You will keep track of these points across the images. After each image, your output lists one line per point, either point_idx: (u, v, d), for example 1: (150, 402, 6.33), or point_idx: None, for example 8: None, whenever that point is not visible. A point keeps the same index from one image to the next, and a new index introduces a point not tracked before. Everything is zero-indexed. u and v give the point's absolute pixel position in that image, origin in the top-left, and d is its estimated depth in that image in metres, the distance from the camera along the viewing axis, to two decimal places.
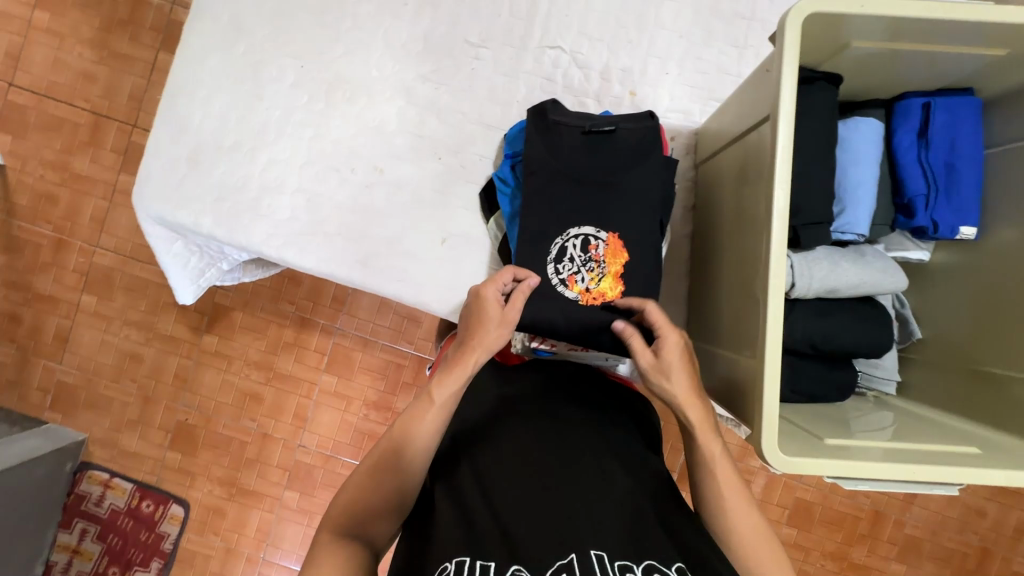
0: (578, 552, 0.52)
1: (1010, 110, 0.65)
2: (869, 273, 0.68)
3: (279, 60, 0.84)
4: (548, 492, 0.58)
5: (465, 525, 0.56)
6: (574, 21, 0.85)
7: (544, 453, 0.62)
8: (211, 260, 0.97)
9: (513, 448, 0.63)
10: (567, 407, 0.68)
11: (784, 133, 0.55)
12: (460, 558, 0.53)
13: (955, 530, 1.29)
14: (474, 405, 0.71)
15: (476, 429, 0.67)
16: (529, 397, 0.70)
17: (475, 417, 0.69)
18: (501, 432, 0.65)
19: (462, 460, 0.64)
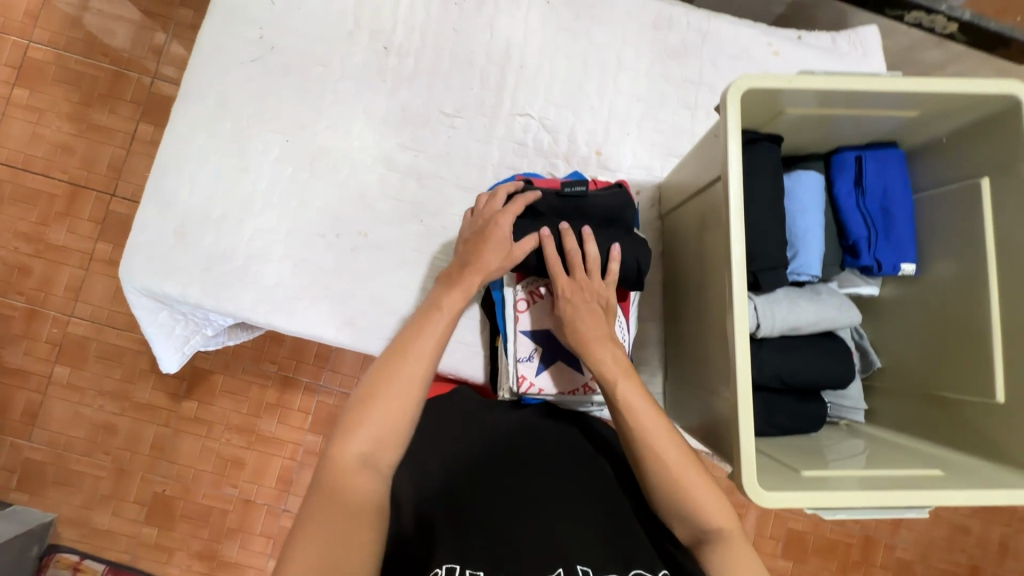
0: (566, 566, 0.57)
1: (930, 160, 0.74)
2: (828, 310, 0.74)
3: (264, 136, 0.88)
4: (540, 514, 0.62)
5: (457, 540, 0.60)
6: (541, 90, 0.93)
7: (537, 476, 0.67)
8: (195, 327, 0.98)
9: (507, 472, 0.67)
10: (559, 432, 0.74)
11: (735, 193, 0.61)
12: (451, 565, 0.57)
13: (940, 549, 1.32)
14: (467, 426, 0.75)
15: (471, 450, 0.70)
16: (524, 421, 0.75)
17: (470, 438, 0.73)
18: (497, 454, 0.69)
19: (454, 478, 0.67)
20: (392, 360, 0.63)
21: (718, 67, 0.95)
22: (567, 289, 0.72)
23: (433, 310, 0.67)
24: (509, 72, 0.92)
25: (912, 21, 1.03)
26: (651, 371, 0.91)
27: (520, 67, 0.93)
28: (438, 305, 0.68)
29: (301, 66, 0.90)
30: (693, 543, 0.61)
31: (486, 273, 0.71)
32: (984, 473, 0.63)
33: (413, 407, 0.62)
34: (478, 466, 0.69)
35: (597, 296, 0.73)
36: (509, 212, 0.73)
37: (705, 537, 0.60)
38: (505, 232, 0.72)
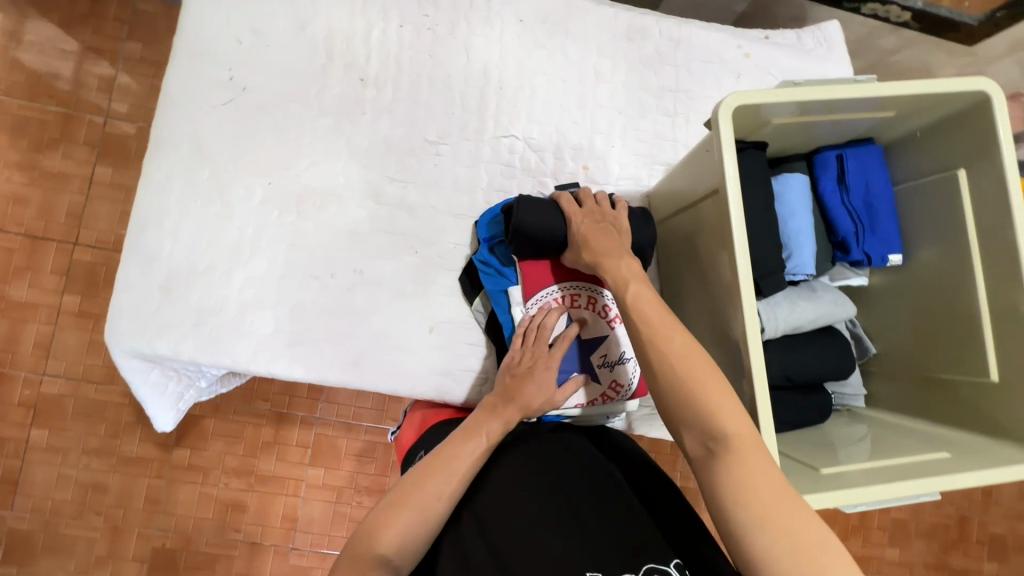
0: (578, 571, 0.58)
1: (905, 154, 0.77)
2: (825, 307, 0.76)
3: (245, 179, 0.86)
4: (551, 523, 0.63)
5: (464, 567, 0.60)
6: (522, 110, 0.92)
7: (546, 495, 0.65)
8: (188, 380, 0.95)
9: (513, 491, 0.66)
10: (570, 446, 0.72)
11: (735, 208, 0.63)
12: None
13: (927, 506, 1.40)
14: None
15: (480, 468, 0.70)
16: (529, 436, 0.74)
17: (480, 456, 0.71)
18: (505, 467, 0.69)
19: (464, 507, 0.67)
20: (422, 473, 0.62)
21: (693, 73, 0.96)
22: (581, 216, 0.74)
23: (472, 434, 0.66)
24: (490, 94, 0.92)
25: (870, 13, 1.06)
26: None
27: (500, 88, 0.92)
28: (475, 431, 0.67)
29: (277, 104, 0.87)
30: (702, 456, 0.55)
31: (551, 399, 0.74)
32: (987, 450, 0.66)
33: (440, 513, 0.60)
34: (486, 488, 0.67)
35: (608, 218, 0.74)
36: (555, 358, 0.75)
37: (716, 448, 0.54)
38: (550, 383, 0.74)
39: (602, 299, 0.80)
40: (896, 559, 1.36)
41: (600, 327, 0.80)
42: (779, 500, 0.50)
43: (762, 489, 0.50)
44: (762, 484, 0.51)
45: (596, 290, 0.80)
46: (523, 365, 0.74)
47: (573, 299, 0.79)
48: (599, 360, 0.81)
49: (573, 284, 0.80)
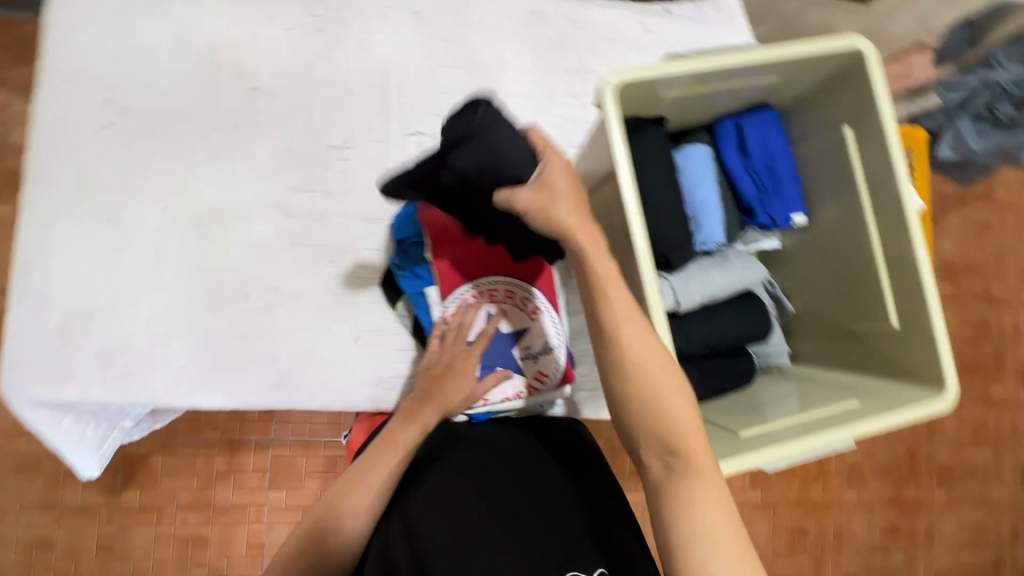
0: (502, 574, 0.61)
1: (800, 116, 0.78)
2: (734, 276, 0.78)
3: (139, 207, 0.81)
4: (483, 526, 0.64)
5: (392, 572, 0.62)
6: (428, 105, 0.90)
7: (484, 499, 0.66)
8: (111, 423, 0.90)
9: (447, 497, 0.66)
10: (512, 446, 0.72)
11: (629, 187, 0.63)
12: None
13: (873, 444, 1.49)
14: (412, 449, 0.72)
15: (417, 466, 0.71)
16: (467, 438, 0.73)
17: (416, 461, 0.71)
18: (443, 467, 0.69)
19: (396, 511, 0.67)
20: (342, 488, 0.66)
21: (597, 52, 0.95)
22: (549, 153, 0.55)
23: (388, 445, 0.69)
24: (391, 91, 0.89)
25: None
26: None
27: (402, 84, 0.89)
28: (391, 438, 0.70)
29: (163, 123, 0.82)
30: (657, 467, 0.55)
31: (472, 394, 0.74)
32: (893, 393, 0.69)
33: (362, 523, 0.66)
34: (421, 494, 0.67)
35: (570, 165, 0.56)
36: (475, 355, 0.75)
37: (674, 460, 0.54)
38: (470, 379, 0.75)
39: (521, 292, 0.79)
40: (854, 499, 1.49)
41: (521, 321, 0.80)
42: (723, 514, 0.52)
43: (710, 502, 0.52)
44: (714, 498, 0.52)
45: (514, 284, 0.78)
46: (441, 364, 0.75)
47: (491, 294, 0.78)
48: (522, 352, 0.80)
49: (489, 280, 0.78)
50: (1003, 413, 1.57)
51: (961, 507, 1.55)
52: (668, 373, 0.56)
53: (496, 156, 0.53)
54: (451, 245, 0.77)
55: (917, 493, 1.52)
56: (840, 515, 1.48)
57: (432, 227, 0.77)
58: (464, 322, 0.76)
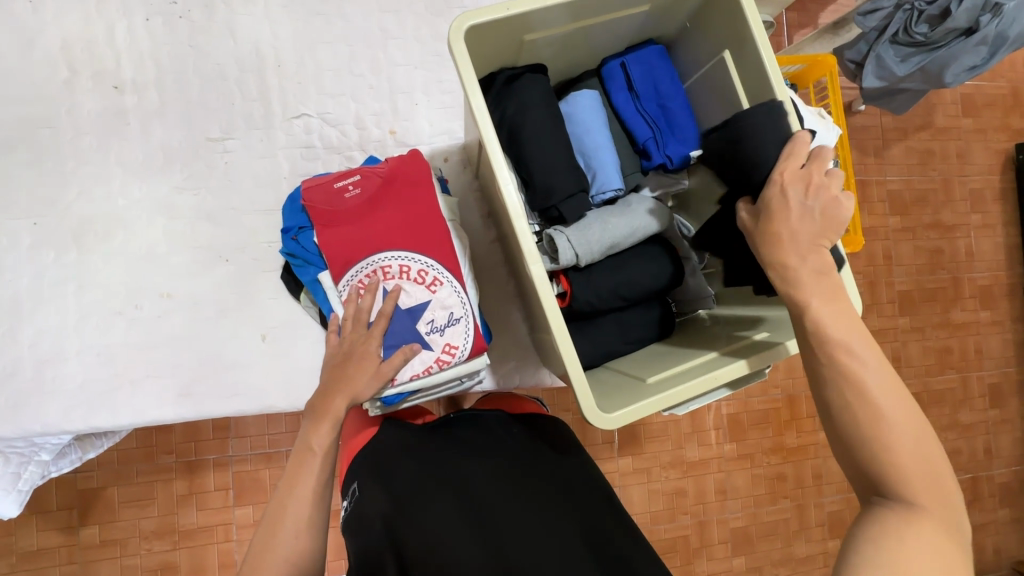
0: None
1: (685, 48, 0.76)
2: (640, 217, 0.73)
3: (8, 226, 0.76)
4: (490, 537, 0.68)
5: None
6: (310, 85, 0.86)
7: (477, 518, 0.69)
8: (25, 457, 0.87)
9: (443, 512, 0.69)
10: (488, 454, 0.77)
11: (492, 136, 0.59)
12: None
13: None
14: (386, 476, 0.73)
15: (415, 481, 0.72)
16: (449, 451, 0.77)
17: (393, 484, 0.72)
18: (451, 479, 0.73)
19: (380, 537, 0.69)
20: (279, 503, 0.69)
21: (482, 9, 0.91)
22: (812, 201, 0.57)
23: (306, 453, 0.71)
24: (269, 75, 0.85)
25: None
26: (518, 326, 0.91)
27: (279, 67, 0.85)
28: (308, 445, 0.72)
29: (23, 135, 0.77)
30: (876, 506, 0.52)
31: (378, 372, 0.73)
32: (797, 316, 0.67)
33: (312, 522, 0.69)
34: (412, 522, 0.69)
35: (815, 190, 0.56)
36: (374, 339, 0.74)
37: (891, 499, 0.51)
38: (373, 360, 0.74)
39: (416, 265, 0.76)
40: (828, 440, 1.49)
41: (422, 294, 0.77)
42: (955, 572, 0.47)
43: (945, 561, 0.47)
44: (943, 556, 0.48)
45: (408, 257, 0.76)
46: (343, 352, 0.74)
47: (384, 270, 0.76)
48: (426, 327, 0.76)
49: (381, 257, 0.76)
50: (966, 336, 1.58)
51: None
52: (905, 418, 0.51)
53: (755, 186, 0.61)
54: (337, 226, 0.75)
55: None
56: (817, 458, 1.48)
57: (314, 210, 0.75)
58: (364, 304, 0.75)
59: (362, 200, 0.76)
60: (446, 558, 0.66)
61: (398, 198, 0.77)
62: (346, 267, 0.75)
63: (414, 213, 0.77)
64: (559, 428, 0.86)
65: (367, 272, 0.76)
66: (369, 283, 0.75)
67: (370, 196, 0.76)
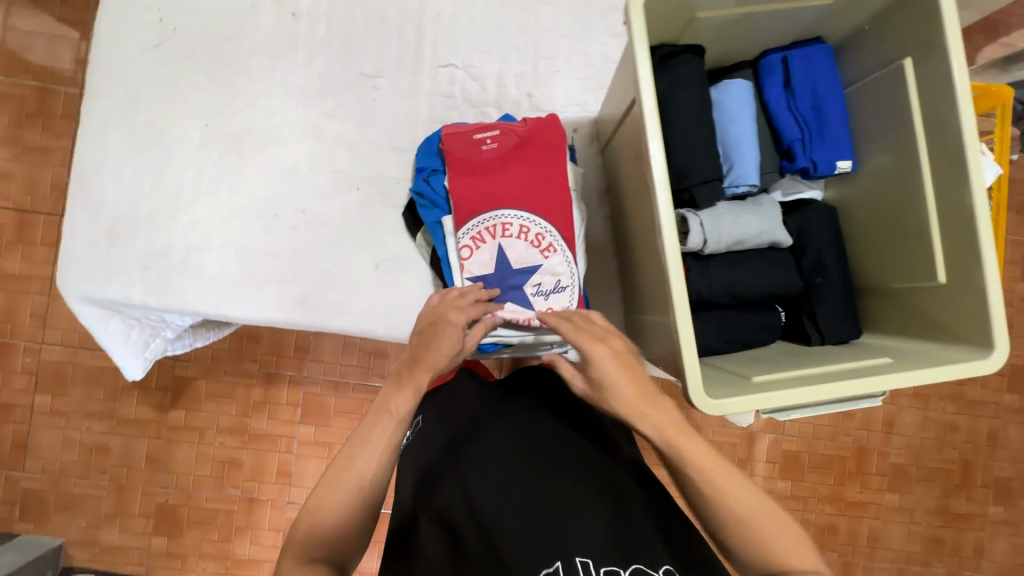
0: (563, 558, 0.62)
1: (855, 52, 0.72)
2: (769, 221, 0.73)
3: (182, 123, 0.85)
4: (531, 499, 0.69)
5: (446, 543, 0.67)
6: (461, 38, 0.89)
7: (525, 474, 0.72)
8: (154, 330, 0.98)
9: (486, 471, 0.73)
10: (543, 423, 0.79)
11: (650, 104, 0.59)
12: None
13: (918, 444, 1.39)
14: (452, 426, 0.81)
15: (464, 440, 0.78)
16: (490, 421, 0.80)
17: (456, 434, 0.79)
18: (491, 440, 0.77)
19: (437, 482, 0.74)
20: (342, 465, 0.63)
21: None
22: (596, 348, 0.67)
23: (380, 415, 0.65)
24: (426, 23, 0.89)
25: None
26: (612, 306, 0.91)
27: (437, 16, 0.89)
28: (384, 409, 0.66)
29: (210, 45, 0.86)
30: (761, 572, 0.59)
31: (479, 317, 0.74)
32: (931, 353, 0.64)
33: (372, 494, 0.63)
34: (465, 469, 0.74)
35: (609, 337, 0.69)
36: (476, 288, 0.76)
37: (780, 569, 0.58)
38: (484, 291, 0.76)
39: (535, 228, 0.79)
40: (893, 503, 1.39)
41: (535, 257, 0.80)
42: None
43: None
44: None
45: (529, 219, 0.79)
46: (432, 316, 0.71)
47: (503, 227, 0.79)
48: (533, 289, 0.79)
49: (503, 214, 0.79)
50: None
51: (1018, 527, 1.41)
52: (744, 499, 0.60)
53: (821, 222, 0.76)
54: (469, 175, 0.79)
55: (968, 506, 1.40)
56: (876, 519, 1.39)
57: (452, 156, 0.80)
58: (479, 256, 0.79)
59: (497, 155, 0.80)
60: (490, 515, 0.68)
61: (531, 158, 0.80)
62: (468, 216, 0.79)
63: (542, 176, 0.79)
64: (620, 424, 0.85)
65: (486, 225, 0.79)
66: (487, 236, 0.79)
67: (505, 152, 0.80)
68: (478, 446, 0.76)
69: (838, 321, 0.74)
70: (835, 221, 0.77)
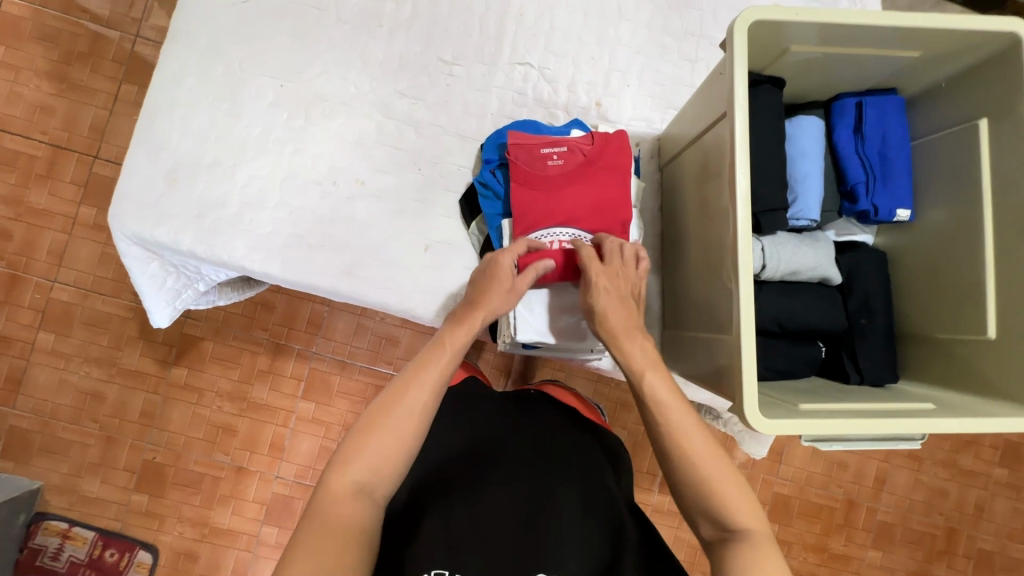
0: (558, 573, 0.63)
1: (927, 106, 0.75)
2: (825, 256, 0.75)
3: (258, 80, 0.86)
4: (536, 513, 0.68)
5: (449, 542, 0.64)
6: (540, 39, 0.91)
7: (535, 487, 0.71)
8: (187, 281, 0.97)
9: (497, 479, 0.71)
10: (556, 441, 0.78)
11: (741, 127, 0.63)
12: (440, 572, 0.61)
13: (909, 505, 1.40)
14: (467, 429, 0.79)
15: (477, 445, 0.77)
16: (504, 429, 0.79)
17: (469, 439, 0.78)
18: (504, 447, 0.76)
19: (442, 482, 0.72)
20: (388, 400, 0.62)
21: (718, 18, 0.93)
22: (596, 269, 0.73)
23: (436, 347, 0.66)
24: (508, 20, 0.91)
25: None
26: (651, 321, 0.92)
27: (520, 15, 0.91)
28: (440, 342, 0.67)
29: (297, 9, 0.87)
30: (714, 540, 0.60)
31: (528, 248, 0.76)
32: (974, 405, 0.65)
33: (414, 435, 0.62)
34: (475, 476, 0.72)
35: (631, 288, 0.73)
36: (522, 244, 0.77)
37: (728, 534, 0.59)
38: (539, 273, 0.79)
39: None
40: (876, 561, 1.39)
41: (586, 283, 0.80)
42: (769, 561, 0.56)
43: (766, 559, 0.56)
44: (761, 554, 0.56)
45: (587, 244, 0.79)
46: (481, 265, 0.74)
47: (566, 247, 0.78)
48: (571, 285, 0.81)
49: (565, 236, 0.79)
50: None
51: None
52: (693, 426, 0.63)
53: (873, 268, 0.77)
54: (530, 188, 0.80)
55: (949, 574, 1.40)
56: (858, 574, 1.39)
57: (516, 166, 0.80)
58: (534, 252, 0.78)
59: (562, 172, 0.81)
60: (490, 527, 0.66)
61: (592, 180, 0.81)
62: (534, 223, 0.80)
63: (604, 201, 0.80)
64: (626, 453, 0.85)
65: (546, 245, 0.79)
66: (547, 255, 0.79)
67: (571, 170, 0.81)
68: (494, 450, 0.75)
69: (877, 362, 0.76)
70: (885, 267, 0.78)
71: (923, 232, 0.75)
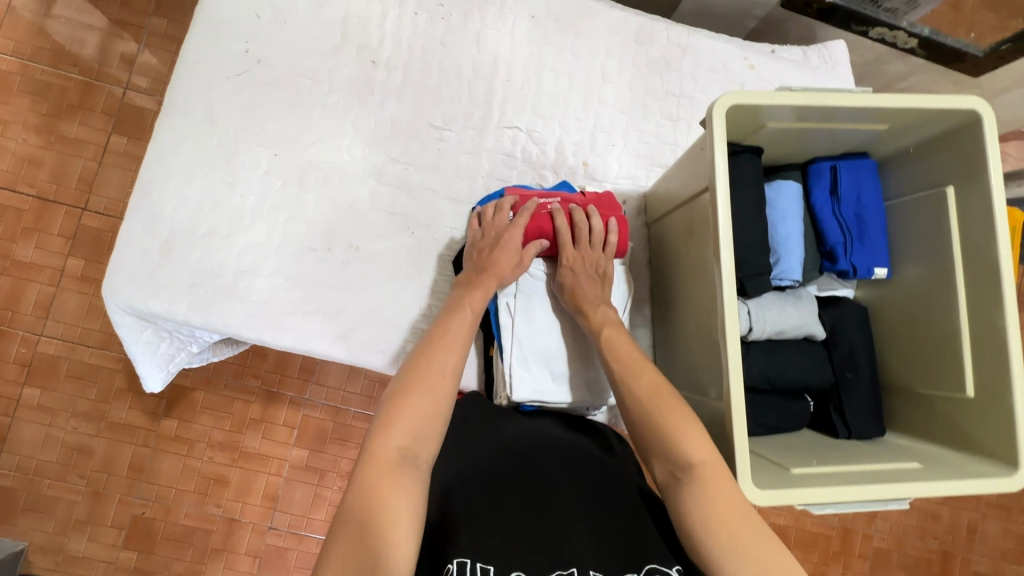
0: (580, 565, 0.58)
1: (898, 169, 0.78)
2: (808, 314, 0.78)
3: (252, 150, 0.88)
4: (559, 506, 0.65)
5: (473, 538, 0.60)
6: (527, 104, 0.94)
7: (547, 482, 0.68)
8: (180, 344, 0.96)
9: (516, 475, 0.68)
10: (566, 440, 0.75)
11: (723, 202, 0.65)
12: (462, 560, 0.57)
13: (904, 530, 1.40)
14: (479, 441, 0.74)
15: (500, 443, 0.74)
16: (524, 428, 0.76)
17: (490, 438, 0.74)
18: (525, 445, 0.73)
19: (461, 493, 0.66)
20: (420, 361, 0.67)
21: (697, 79, 0.98)
22: (566, 248, 0.80)
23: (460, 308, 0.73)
24: (497, 85, 0.94)
25: (876, 36, 1.09)
26: None
27: (507, 80, 0.94)
28: (460, 305, 0.74)
29: (290, 80, 0.90)
30: (668, 481, 0.61)
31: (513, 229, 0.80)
32: (957, 464, 0.68)
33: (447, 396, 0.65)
34: (492, 485, 0.67)
35: (597, 267, 0.81)
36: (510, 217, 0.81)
37: (681, 474, 0.60)
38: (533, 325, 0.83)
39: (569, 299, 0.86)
40: None
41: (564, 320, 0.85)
42: (733, 502, 0.58)
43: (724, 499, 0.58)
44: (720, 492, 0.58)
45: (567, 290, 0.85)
46: (489, 236, 0.80)
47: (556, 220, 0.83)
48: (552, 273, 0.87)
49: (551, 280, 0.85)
50: None
51: None
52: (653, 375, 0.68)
53: (857, 324, 0.80)
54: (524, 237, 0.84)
55: None
56: None
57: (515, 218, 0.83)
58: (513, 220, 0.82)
59: None
60: (511, 527, 0.62)
61: None
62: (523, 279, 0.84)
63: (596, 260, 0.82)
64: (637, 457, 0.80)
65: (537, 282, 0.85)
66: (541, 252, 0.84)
67: None
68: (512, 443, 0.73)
69: (863, 418, 0.78)
70: (867, 321, 0.81)
71: (900, 290, 0.78)
